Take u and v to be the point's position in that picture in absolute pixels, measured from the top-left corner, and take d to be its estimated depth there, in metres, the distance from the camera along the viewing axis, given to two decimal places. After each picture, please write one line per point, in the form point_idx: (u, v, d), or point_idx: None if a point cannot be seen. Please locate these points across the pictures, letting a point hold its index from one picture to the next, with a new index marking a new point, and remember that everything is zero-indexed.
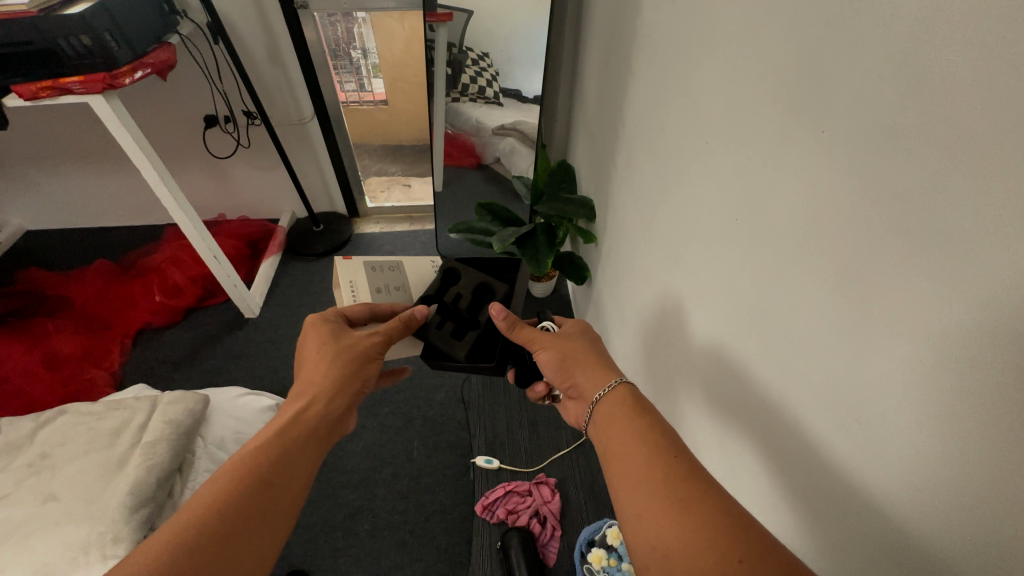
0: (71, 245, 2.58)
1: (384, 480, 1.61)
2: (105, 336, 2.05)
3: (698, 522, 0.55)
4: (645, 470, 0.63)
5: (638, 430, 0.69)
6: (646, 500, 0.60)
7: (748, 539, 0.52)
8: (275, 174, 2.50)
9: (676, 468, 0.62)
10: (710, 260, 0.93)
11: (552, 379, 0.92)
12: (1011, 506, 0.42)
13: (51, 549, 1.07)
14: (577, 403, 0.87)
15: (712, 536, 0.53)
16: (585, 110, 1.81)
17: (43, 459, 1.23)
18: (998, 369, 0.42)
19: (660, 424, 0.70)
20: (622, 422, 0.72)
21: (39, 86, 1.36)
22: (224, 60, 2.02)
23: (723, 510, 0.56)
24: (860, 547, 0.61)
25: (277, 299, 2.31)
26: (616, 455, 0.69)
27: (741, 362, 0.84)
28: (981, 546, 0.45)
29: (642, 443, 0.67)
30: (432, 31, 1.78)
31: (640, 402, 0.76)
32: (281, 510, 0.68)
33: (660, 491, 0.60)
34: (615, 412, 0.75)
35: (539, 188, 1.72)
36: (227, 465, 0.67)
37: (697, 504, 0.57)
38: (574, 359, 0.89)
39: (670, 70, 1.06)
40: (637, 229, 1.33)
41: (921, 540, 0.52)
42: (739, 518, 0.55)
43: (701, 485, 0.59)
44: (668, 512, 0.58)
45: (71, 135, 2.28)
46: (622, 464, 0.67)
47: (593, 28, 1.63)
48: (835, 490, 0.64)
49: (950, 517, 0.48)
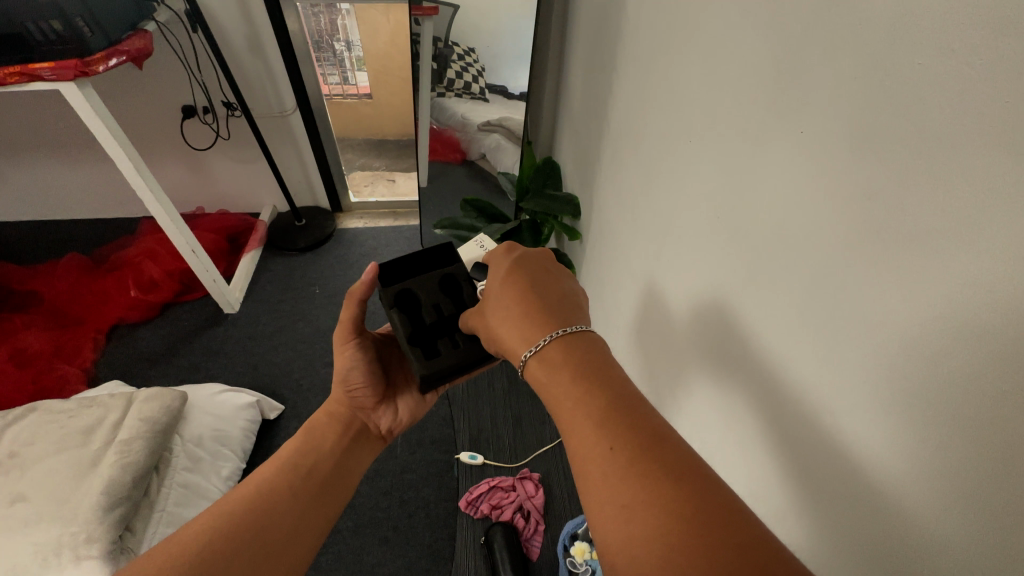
0: (39, 239, 2.49)
1: (367, 477, 1.60)
2: (77, 332, 1.99)
3: (668, 502, 0.48)
4: (601, 441, 0.54)
5: (594, 388, 0.60)
6: (604, 480, 0.52)
7: (720, 521, 0.46)
8: (256, 167, 2.45)
9: (641, 438, 0.53)
10: (691, 259, 0.95)
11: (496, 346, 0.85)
12: (992, 485, 0.45)
13: (21, 549, 1.04)
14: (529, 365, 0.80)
15: (686, 521, 0.46)
16: (571, 108, 1.82)
17: (12, 457, 1.19)
18: (978, 355, 0.45)
19: (587, 395, 0.59)
20: (572, 378, 0.62)
21: (6, 72, 1.29)
22: (202, 48, 1.97)
23: (698, 485, 0.49)
24: (840, 527, 0.64)
25: (258, 294, 2.27)
26: (567, 417, 0.59)
27: (722, 356, 0.87)
28: (962, 526, 0.48)
29: (599, 403, 0.58)
30: (416, 24, 1.78)
31: (570, 365, 0.64)
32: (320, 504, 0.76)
33: (621, 468, 0.51)
34: (563, 366, 0.64)
35: (524, 184, 1.70)
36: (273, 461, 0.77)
37: (668, 481, 0.49)
38: (495, 313, 0.78)
39: (653, 69, 1.08)
40: (621, 226, 1.35)
41: (902, 527, 0.55)
42: (713, 493, 0.48)
43: (664, 454, 0.52)
44: (630, 494, 0.49)
45: (40, 123, 2.20)
46: (575, 431, 0.57)
47: (579, 25, 1.64)
48: (820, 476, 0.67)
49: (931, 500, 0.51)
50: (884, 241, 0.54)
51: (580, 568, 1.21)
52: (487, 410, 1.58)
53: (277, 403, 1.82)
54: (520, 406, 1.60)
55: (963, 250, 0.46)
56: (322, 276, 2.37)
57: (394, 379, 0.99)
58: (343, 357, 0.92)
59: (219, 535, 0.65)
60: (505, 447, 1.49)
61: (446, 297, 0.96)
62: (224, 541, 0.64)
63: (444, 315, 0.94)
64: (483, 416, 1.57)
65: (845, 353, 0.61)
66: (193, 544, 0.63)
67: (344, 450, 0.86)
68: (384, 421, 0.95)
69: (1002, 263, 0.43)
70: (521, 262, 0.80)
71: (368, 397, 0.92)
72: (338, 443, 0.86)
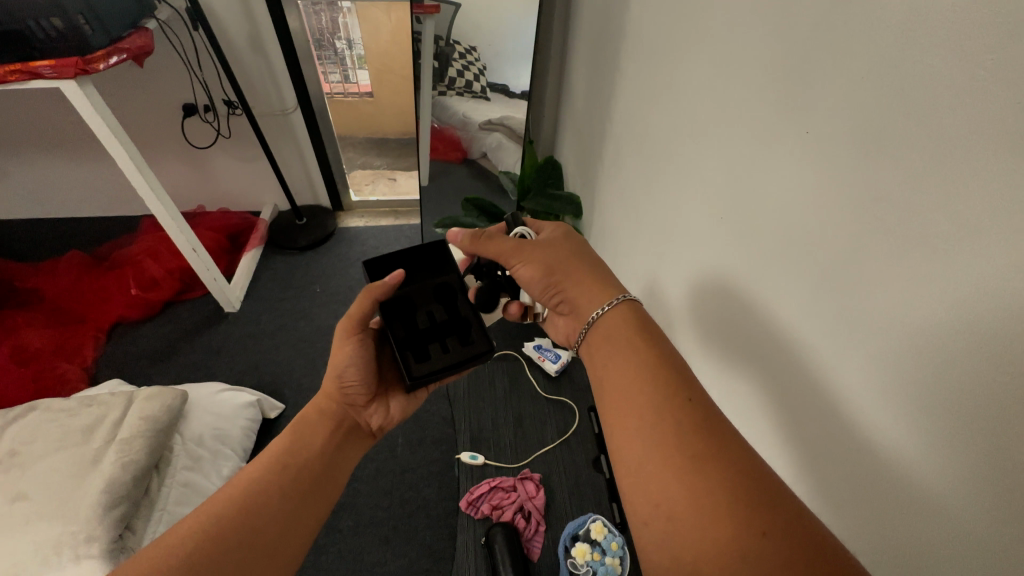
0: (40, 237, 2.49)
1: (368, 476, 1.59)
2: (77, 330, 1.98)
3: (724, 479, 0.54)
4: (663, 418, 0.60)
5: (656, 368, 0.65)
6: (661, 452, 0.58)
7: (772, 503, 0.52)
8: (256, 165, 2.44)
9: (704, 421, 0.59)
10: (696, 259, 0.95)
11: (533, 291, 0.86)
12: (1005, 492, 0.45)
13: (22, 548, 1.04)
14: (568, 319, 0.83)
15: (739, 499, 0.52)
16: (572, 107, 1.82)
17: (13, 456, 1.19)
18: (990, 360, 0.45)
19: (662, 364, 0.65)
20: (632, 358, 0.67)
21: (8, 70, 1.29)
22: (203, 47, 1.96)
23: (748, 469, 0.55)
24: (851, 527, 0.64)
25: (259, 293, 2.26)
26: (624, 393, 0.65)
27: (728, 356, 0.87)
28: (976, 531, 0.48)
29: (659, 383, 0.63)
30: (419, 23, 1.75)
31: (643, 335, 0.70)
32: (306, 504, 0.75)
33: (681, 444, 0.57)
34: (624, 345, 0.69)
35: (525, 184, 1.69)
36: (256, 460, 0.75)
37: (725, 461, 0.55)
38: (564, 275, 0.82)
39: (656, 68, 1.07)
40: (623, 226, 1.34)
41: (916, 528, 0.55)
42: (764, 476, 0.54)
43: (721, 437, 0.57)
44: (690, 467, 0.55)
45: (40, 121, 2.19)
46: (632, 407, 0.63)
47: (581, 24, 1.63)
48: (830, 475, 0.67)
49: (944, 505, 0.51)
50: (891, 243, 0.54)
51: (581, 569, 1.20)
52: (488, 410, 1.58)
53: (277, 402, 1.82)
54: (521, 406, 1.60)
55: (975, 253, 0.46)
56: (323, 275, 2.37)
57: (384, 373, 0.97)
58: (341, 352, 0.88)
59: (199, 541, 0.64)
60: (505, 447, 1.49)
61: (438, 305, 1.00)
62: (205, 547, 0.64)
63: (437, 321, 0.98)
64: (484, 416, 1.56)
65: (853, 354, 0.61)
66: (172, 550, 0.62)
67: (336, 448, 0.84)
68: (376, 419, 0.93)
69: (1013, 268, 0.43)
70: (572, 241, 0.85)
71: (359, 394, 0.90)
72: (330, 440, 0.84)
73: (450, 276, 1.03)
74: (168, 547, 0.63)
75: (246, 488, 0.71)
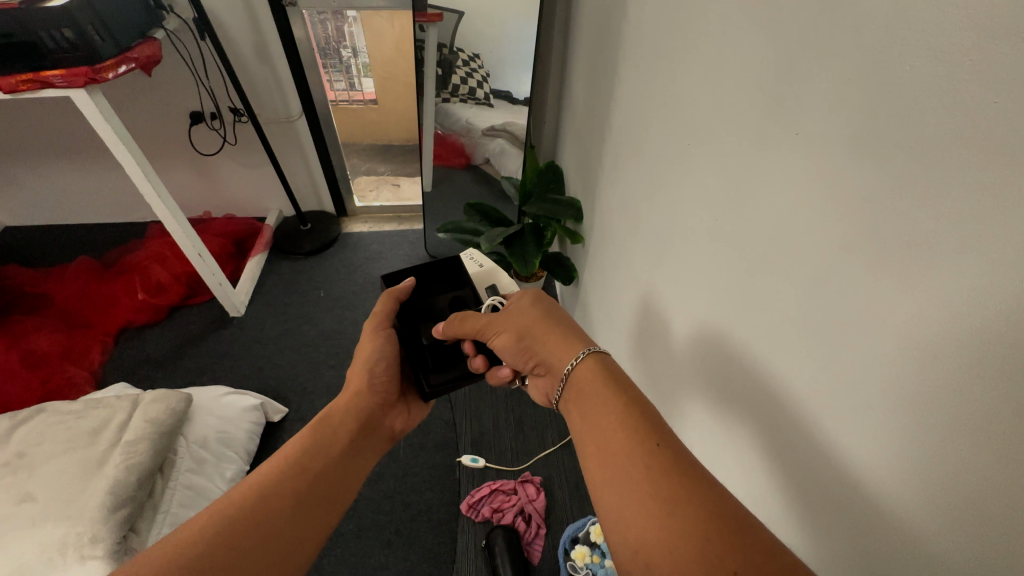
0: (50, 242, 2.53)
1: (370, 479, 1.60)
2: (86, 334, 2.01)
3: (692, 518, 0.50)
4: (632, 460, 0.57)
5: (628, 411, 0.63)
6: (633, 498, 0.55)
7: (743, 540, 0.48)
8: (262, 171, 2.48)
9: (674, 459, 0.56)
10: (691, 259, 0.95)
11: (514, 360, 0.87)
12: (991, 499, 0.43)
13: (27, 549, 1.05)
14: (548, 378, 0.82)
15: (710, 536, 0.49)
16: (573, 113, 1.83)
17: (20, 458, 1.21)
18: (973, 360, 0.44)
19: (633, 402, 0.65)
20: (605, 401, 0.66)
21: (19, 79, 1.32)
22: (210, 56, 2.00)
23: (720, 504, 0.51)
24: (839, 539, 0.61)
25: (264, 297, 2.29)
26: (596, 439, 0.63)
27: (721, 359, 0.86)
28: (965, 542, 0.46)
29: (629, 424, 0.61)
30: (421, 31, 1.80)
31: (614, 377, 0.70)
32: (322, 505, 0.75)
33: (651, 486, 0.54)
34: (597, 389, 0.68)
35: (526, 189, 1.74)
36: (275, 454, 0.76)
37: (697, 498, 0.52)
38: (532, 336, 0.83)
39: (654, 71, 1.08)
40: (622, 230, 1.35)
41: (904, 539, 0.52)
42: (735, 509, 0.51)
43: (695, 473, 0.55)
44: (661, 512, 0.52)
45: (52, 129, 2.24)
46: (604, 452, 0.61)
47: (581, 30, 1.65)
48: (819, 486, 0.64)
49: (932, 516, 0.49)
50: (878, 241, 0.53)
51: (580, 572, 1.20)
52: (489, 414, 1.59)
53: (281, 405, 1.83)
54: (523, 410, 1.59)
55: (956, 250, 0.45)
56: (326, 279, 2.39)
57: (404, 379, 1.05)
58: (371, 349, 0.97)
59: (213, 534, 0.64)
60: (506, 450, 1.49)
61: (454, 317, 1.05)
62: (217, 540, 0.64)
63: None
64: (485, 419, 1.57)
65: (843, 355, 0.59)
66: (189, 542, 0.63)
67: (355, 449, 0.85)
68: (398, 422, 0.98)
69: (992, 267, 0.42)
70: (539, 300, 0.88)
71: (383, 395, 0.96)
72: (348, 444, 0.84)
73: (463, 290, 1.11)
74: (183, 539, 0.63)
75: (262, 484, 0.71)
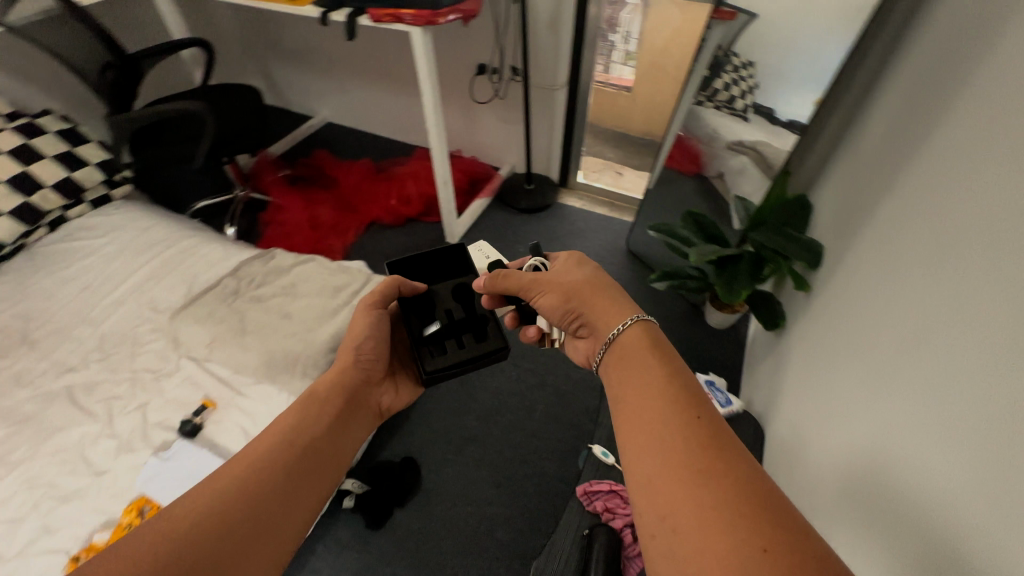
0: (350, 142, 3.26)
1: (503, 423, 1.74)
2: (350, 217, 2.57)
3: (727, 512, 0.56)
4: (689, 461, 0.61)
5: (686, 409, 0.67)
6: (700, 512, 0.57)
7: (769, 521, 0.55)
8: (513, 128, 2.75)
9: (710, 459, 0.61)
10: (994, 361, 0.71)
11: (554, 315, 0.95)
12: None
13: (277, 350, 1.45)
14: (587, 341, 0.90)
15: (743, 524, 0.54)
16: (855, 152, 1.47)
17: (292, 287, 1.64)
18: None
19: (678, 372, 0.73)
20: (670, 399, 0.69)
21: (383, 12, 1.70)
22: (514, 20, 2.26)
23: (751, 495, 0.57)
24: None
25: (475, 235, 2.59)
26: (649, 440, 0.66)
27: (1003, 495, 0.62)
28: None
29: (687, 423, 0.65)
30: (707, 28, 1.72)
31: (654, 347, 0.78)
32: (310, 476, 0.83)
33: (708, 485, 0.59)
34: (657, 387, 0.71)
35: (762, 215, 1.60)
36: (261, 433, 0.84)
37: (728, 494, 0.57)
38: (578, 298, 0.90)
39: (1009, 116, 0.84)
40: (875, 298, 1.10)
41: None
42: (763, 497, 0.57)
43: (733, 455, 0.62)
44: (719, 514, 0.56)
45: (382, 56, 2.83)
46: (659, 452, 0.64)
47: (905, 60, 1.33)
48: None
49: None
50: None
51: None
52: None
53: None
54: None
55: None
56: (528, 238, 2.58)
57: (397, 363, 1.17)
58: (365, 324, 1.06)
59: (205, 507, 0.71)
60: None
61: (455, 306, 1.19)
62: (213, 509, 0.71)
63: (454, 319, 1.16)
64: None
65: None
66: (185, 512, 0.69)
67: (341, 425, 0.94)
68: (385, 398, 1.10)
69: None
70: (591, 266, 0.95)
71: (374, 372, 1.07)
72: (334, 420, 0.93)
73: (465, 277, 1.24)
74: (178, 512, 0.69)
75: (255, 458, 0.79)
